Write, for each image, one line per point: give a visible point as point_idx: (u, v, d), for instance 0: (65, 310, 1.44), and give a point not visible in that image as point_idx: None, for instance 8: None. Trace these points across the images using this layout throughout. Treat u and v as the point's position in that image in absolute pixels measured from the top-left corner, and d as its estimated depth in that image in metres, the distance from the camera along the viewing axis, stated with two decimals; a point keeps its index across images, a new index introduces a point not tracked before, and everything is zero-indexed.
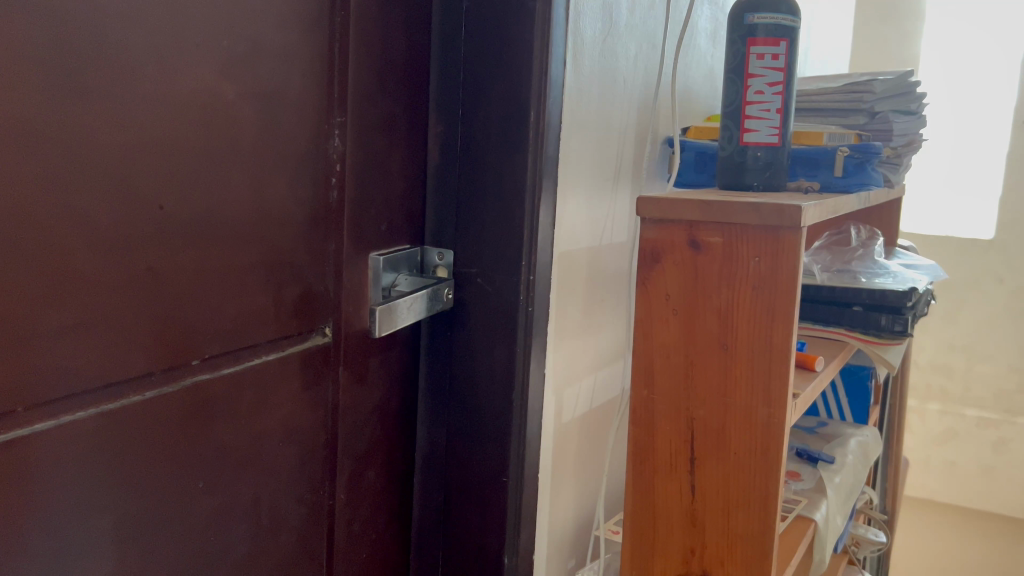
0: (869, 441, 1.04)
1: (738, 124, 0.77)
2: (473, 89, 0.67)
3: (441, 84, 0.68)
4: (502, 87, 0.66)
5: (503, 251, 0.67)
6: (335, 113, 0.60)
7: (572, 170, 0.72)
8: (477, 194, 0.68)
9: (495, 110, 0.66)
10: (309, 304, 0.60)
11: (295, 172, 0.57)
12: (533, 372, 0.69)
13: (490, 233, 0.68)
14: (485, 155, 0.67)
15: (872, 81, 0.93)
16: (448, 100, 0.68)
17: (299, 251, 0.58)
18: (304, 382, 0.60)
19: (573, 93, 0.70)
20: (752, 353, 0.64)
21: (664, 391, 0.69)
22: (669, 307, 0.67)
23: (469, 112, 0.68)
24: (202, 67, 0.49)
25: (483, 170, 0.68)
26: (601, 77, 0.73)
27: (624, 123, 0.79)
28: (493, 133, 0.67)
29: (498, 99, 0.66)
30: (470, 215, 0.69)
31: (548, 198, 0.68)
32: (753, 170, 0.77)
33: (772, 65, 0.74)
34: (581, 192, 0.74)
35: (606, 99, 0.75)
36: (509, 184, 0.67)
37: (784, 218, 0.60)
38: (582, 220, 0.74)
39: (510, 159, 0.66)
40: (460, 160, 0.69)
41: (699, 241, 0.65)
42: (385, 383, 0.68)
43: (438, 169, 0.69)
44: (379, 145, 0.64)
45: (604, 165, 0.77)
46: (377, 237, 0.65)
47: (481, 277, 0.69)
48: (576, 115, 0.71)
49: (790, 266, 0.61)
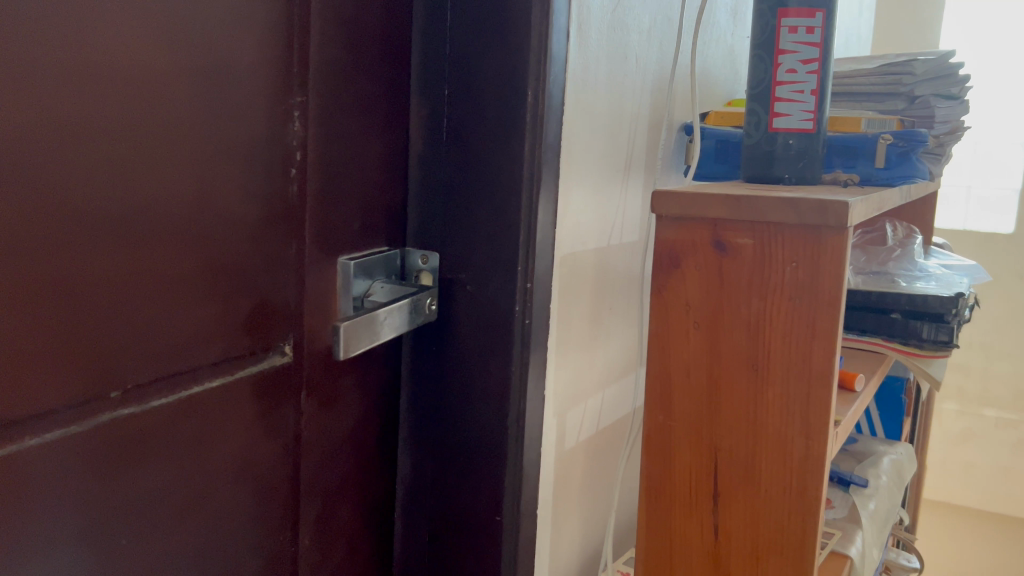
0: (903, 461, 0.95)
1: (767, 107, 0.68)
2: (460, 64, 0.57)
3: (424, 59, 0.59)
4: (496, 63, 0.56)
5: (497, 253, 0.58)
6: (297, 90, 0.50)
7: (577, 160, 0.62)
8: (465, 186, 0.58)
9: (487, 90, 0.57)
10: (264, 318, 0.50)
11: (245, 162, 0.48)
12: (531, 394, 0.60)
13: (480, 233, 0.58)
14: (475, 141, 0.58)
15: (912, 61, 0.83)
16: (431, 78, 0.59)
17: (250, 255, 0.49)
18: (260, 410, 0.51)
19: (578, 71, 0.60)
20: (789, 375, 0.54)
21: (682, 415, 0.59)
22: (688, 319, 0.58)
23: (455, 90, 0.58)
24: (126, 31, 0.39)
25: (472, 159, 0.58)
26: (609, 53, 0.64)
27: (637, 105, 0.70)
28: (485, 115, 0.57)
29: (491, 75, 0.56)
30: (458, 211, 0.59)
31: (549, 192, 0.58)
32: (783, 160, 0.68)
33: (806, 39, 0.65)
34: (587, 185, 0.64)
35: (616, 79, 0.65)
36: (504, 175, 0.57)
37: (828, 216, 0.51)
38: (588, 216, 0.65)
39: (505, 146, 0.57)
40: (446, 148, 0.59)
41: (726, 244, 0.55)
42: (360, 408, 0.58)
43: (421, 159, 0.60)
44: (351, 131, 0.54)
45: (614, 154, 0.67)
46: (350, 237, 0.55)
47: (471, 284, 0.59)
48: (582, 97, 0.61)
49: (835, 273, 0.52)
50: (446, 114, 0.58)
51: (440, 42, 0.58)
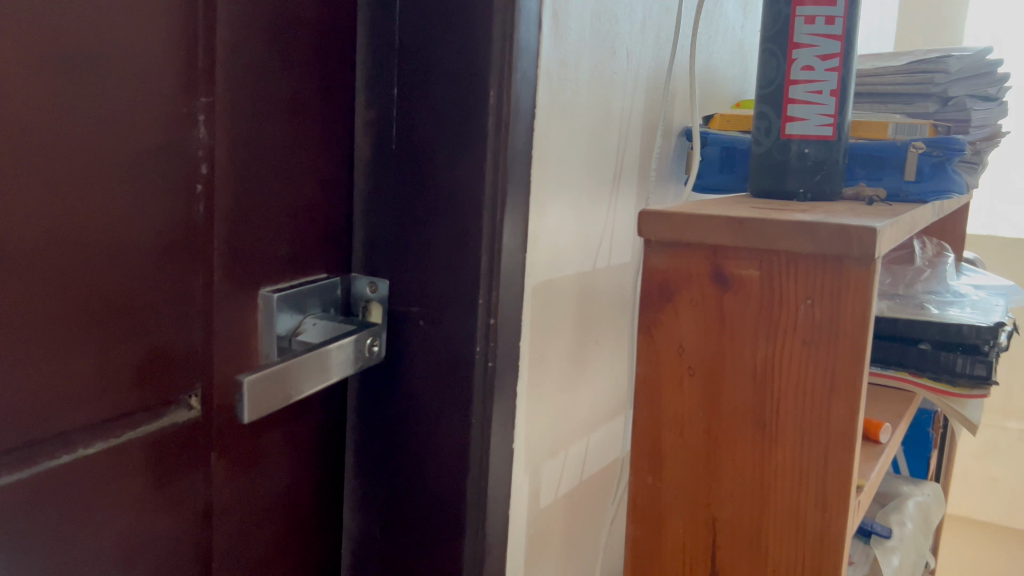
0: (930, 504, 0.85)
1: (779, 110, 0.58)
2: (411, 58, 0.48)
3: (371, 53, 0.50)
4: (453, 57, 0.47)
5: (452, 282, 0.48)
6: (203, 88, 0.41)
7: (554, 170, 0.52)
8: (415, 202, 0.49)
9: (441, 89, 0.47)
10: (160, 367, 0.41)
11: (133, 176, 0.38)
12: (496, 450, 0.51)
13: (433, 258, 0.49)
14: (427, 150, 0.48)
15: (946, 57, 0.73)
16: (378, 75, 0.49)
17: (139, 290, 0.40)
18: (157, 476, 0.42)
19: (555, 67, 0.51)
20: (802, 435, 0.45)
21: (675, 476, 0.50)
22: (680, 365, 0.48)
23: (405, 90, 0.49)
24: None
25: (423, 170, 0.49)
26: (593, 47, 0.54)
27: (628, 107, 0.60)
28: (439, 120, 0.48)
29: (447, 71, 0.47)
30: (408, 233, 0.50)
31: (517, 209, 0.49)
32: (797, 172, 0.58)
33: (826, 31, 0.55)
34: (567, 202, 0.55)
35: (601, 77, 0.56)
36: (459, 190, 0.47)
37: (852, 244, 0.41)
38: (568, 237, 0.55)
39: (461, 155, 0.47)
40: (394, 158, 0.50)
41: (727, 275, 0.46)
42: (289, 466, 0.50)
43: (366, 170, 0.51)
44: (275, 138, 0.45)
45: (600, 163, 0.58)
46: (272, 264, 0.46)
47: (424, 319, 0.50)
48: (559, 97, 0.52)
49: (859, 314, 0.42)
50: (396, 118, 0.49)
51: (389, 32, 0.49)
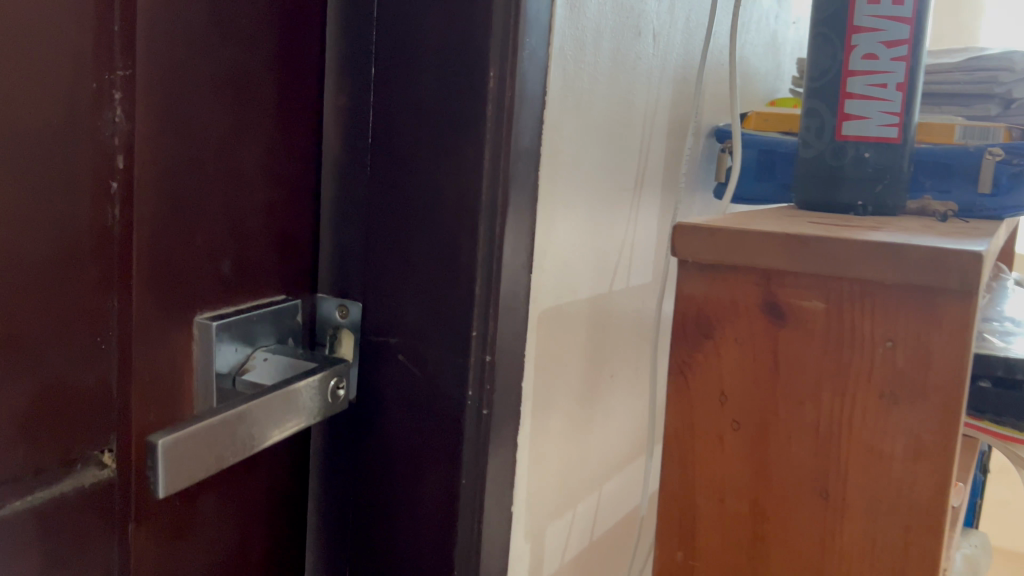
0: (980, 558, 0.75)
1: (832, 107, 0.49)
2: (390, 31, 0.39)
3: (343, 25, 0.40)
4: (444, 29, 0.37)
5: (439, 310, 0.39)
6: (121, 56, 0.31)
7: (567, 173, 0.43)
8: (393, 210, 0.40)
9: (431, 68, 0.38)
10: (60, 415, 0.32)
11: (24, 167, 0.29)
12: (493, 516, 0.41)
13: (417, 279, 0.39)
14: (410, 144, 0.39)
15: (1013, 53, 0.64)
16: (352, 54, 0.40)
17: (32, 317, 0.30)
18: (56, 555, 0.32)
19: (574, 46, 0.42)
20: (876, 512, 0.36)
21: (710, 554, 0.41)
22: (720, 417, 0.39)
23: (383, 70, 0.39)
24: None
25: (404, 169, 0.39)
26: (616, 25, 0.45)
27: (653, 99, 0.51)
28: (426, 108, 0.38)
29: (436, 47, 0.38)
30: (385, 248, 0.40)
31: (521, 221, 0.39)
32: (856, 181, 0.49)
33: (892, 12, 0.46)
34: (582, 212, 0.45)
35: (624, 62, 0.47)
36: (451, 195, 0.38)
37: (948, 276, 0.32)
38: (582, 253, 0.46)
39: (455, 153, 0.38)
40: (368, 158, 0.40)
41: (787, 308, 0.37)
42: (233, 530, 0.40)
43: (335, 169, 0.42)
44: (217, 126, 0.36)
45: (620, 165, 0.49)
46: (210, 285, 0.37)
47: (403, 354, 0.40)
48: (577, 85, 0.42)
49: (954, 363, 0.33)
50: (372, 104, 0.40)
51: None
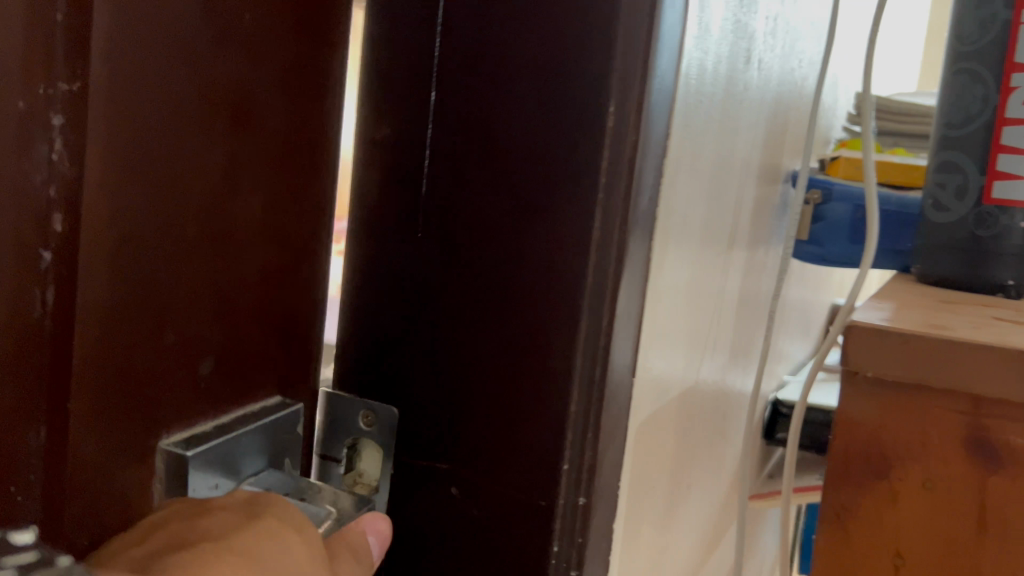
0: None
1: (980, 162, 0.39)
2: (460, 43, 0.28)
3: (393, 32, 0.30)
4: (544, 43, 0.27)
5: (514, 431, 0.28)
6: (64, 59, 0.20)
7: (677, 240, 0.33)
8: (453, 289, 0.29)
9: (520, 97, 0.27)
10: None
11: None
12: None
13: (482, 386, 0.29)
14: (482, 201, 0.28)
15: None
16: (403, 72, 0.29)
17: None
18: None
19: (698, 73, 0.31)
20: None
21: None
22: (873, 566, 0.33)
23: (447, 97, 0.29)
24: None
25: (472, 233, 0.28)
26: (733, 47, 0.35)
27: (750, 142, 0.41)
28: (509, 151, 0.28)
29: (529, 67, 0.27)
30: (439, 339, 0.29)
31: (633, 311, 0.29)
32: (1006, 257, 0.39)
33: None
34: (683, 288, 0.35)
35: (734, 96, 0.37)
36: (540, 275, 0.27)
37: None
38: (677, 342, 0.35)
39: (550, 217, 0.27)
40: (419, 211, 0.29)
41: (997, 453, 0.30)
42: None
43: (370, 226, 0.31)
44: (207, 168, 0.24)
45: (719, 225, 0.38)
46: (183, 396, 0.25)
47: (456, 485, 0.29)
48: (695, 126, 0.32)
49: None
50: (428, 141, 0.29)
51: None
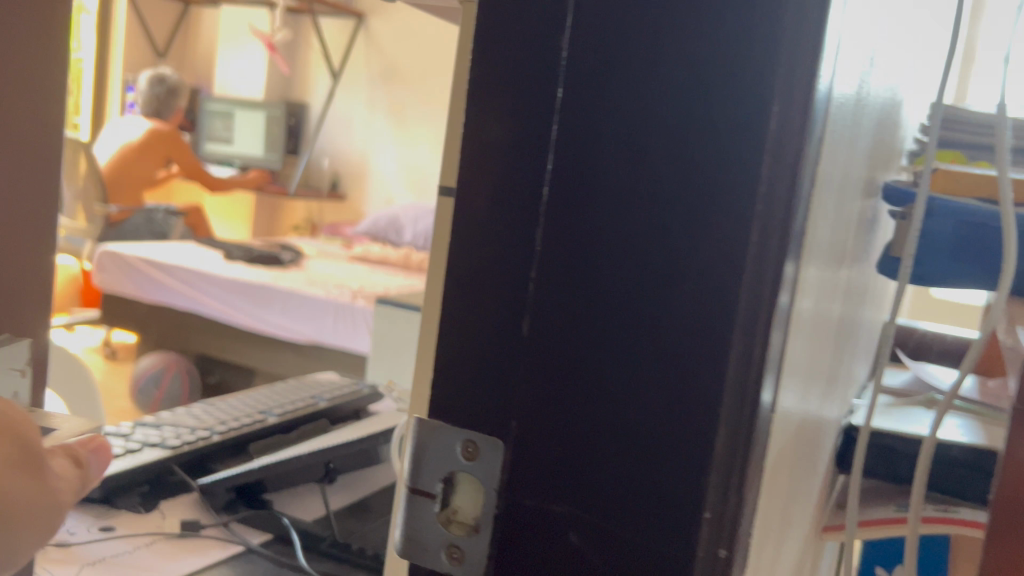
0: None
1: None
2: (595, 32, 0.25)
3: (511, 17, 0.26)
4: (704, 35, 0.24)
5: (648, 470, 0.25)
6: None
7: (814, 258, 0.29)
8: (578, 310, 0.26)
9: (667, 95, 0.24)
10: None
11: None
12: None
13: (608, 417, 0.25)
14: (622, 209, 0.25)
15: None
16: (525, 61, 0.26)
17: None
18: None
19: (841, 75, 0.28)
20: None
21: None
22: None
23: (578, 95, 0.25)
24: None
25: (603, 246, 0.25)
26: (864, 51, 0.32)
27: (861, 156, 0.38)
28: (658, 153, 0.24)
29: (688, 61, 0.24)
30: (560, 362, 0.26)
31: (781, 341, 0.25)
32: None
33: None
34: (811, 307, 0.31)
35: (859, 102, 0.33)
36: (682, 296, 0.24)
37: None
38: (799, 370, 0.32)
39: (704, 230, 0.24)
40: (540, 222, 0.26)
41: None
42: None
43: (475, 234, 0.28)
44: None
45: (835, 244, 0.35)
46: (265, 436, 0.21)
47: (575, 529, 0.26)
48: (836, 132, 0.29)
49: None
50: (552, 144, 0.26)
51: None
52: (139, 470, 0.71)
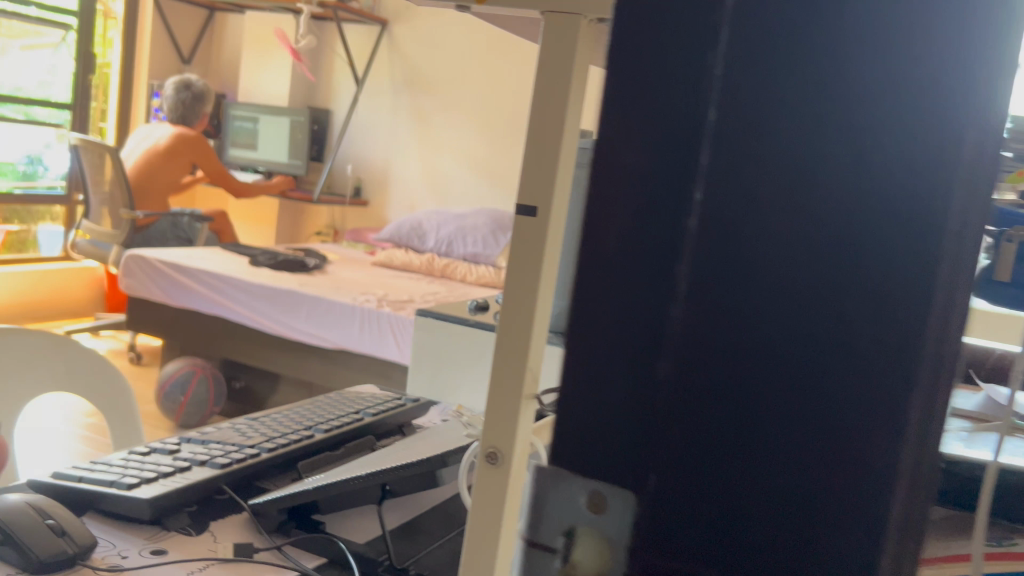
0: None
1: None
2: (724, 158, 0.29)
3: (647, 119, 0.31)
4: (823, 170, 0.28)
5: (784, 522, 0.30)
6: None
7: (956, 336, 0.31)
8: (715, 392, 0.30)
9: (796, 216, 0.29)
10: None
11: None
12: None
13: (739, 488, 0.30)
14: (758, 309, 0.29)
15: None
16: (645, 180, 0.31)
17: None
18: None
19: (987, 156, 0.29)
20: None
21: None
22: None
23: (716, 206, 0.30)
24: None
25: (739, 343, 0.30)
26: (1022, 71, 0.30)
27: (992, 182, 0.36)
28: (784, 265, 0.29)
29: (800, 189, 0.29)
30: (697, 441, 0.30)
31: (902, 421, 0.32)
32: None
33: None
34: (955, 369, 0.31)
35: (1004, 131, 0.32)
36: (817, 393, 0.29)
37: None
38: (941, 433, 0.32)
39: (838, 325, 0.29)
40: (673, 315, 0.31)
41: None
42: None
43: (608, 319, 0.32)
44: None
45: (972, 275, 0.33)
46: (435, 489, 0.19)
47: None
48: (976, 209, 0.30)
49: None
50: (685, 251, 0.30)
51: (672, 121, 0.30)
52: (190, 491, 0.69)
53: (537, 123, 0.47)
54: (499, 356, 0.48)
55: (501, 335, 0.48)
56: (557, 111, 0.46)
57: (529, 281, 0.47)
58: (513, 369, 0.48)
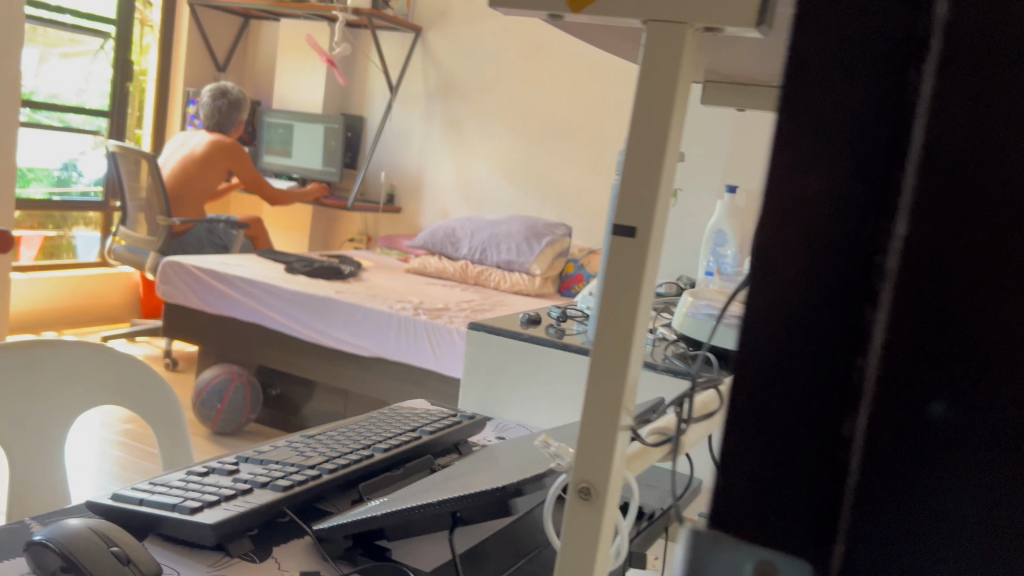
0: None
1: None
2: (933, 205, 0.32)
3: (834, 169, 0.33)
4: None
5: None
6: None
7: None
8: (915, 414, 0.33)
9: (994, 285, 0.32)
10: None
11: None
12: None
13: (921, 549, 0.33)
14: (967, 331, 0.32)
15: None
16: (835, 258, 0.34)
17: None
18: None
19: None
20: None
21: None
22: None
23: (921, 263, 0.32)
24: None
25: (932, 411, 0.32)
26: None
27: None
28: (990, 332, 0.32)
29: (998, 225, 0.31)
30: (902, 455, 0.33)
31: None
32: None
33: None
34: None
35: None
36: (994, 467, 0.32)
37: None
38: None
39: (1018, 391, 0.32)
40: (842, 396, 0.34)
41: None
42: None
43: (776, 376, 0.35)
44: None
45: None
46: None
47: None
48: None
49: None
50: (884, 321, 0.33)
51: (859, 163, 0.33)
52: (254, 514, 0.67)
53: (637, 136, 0.44)
54: (592, 384, 0.45)
55: (595, 361, 0.45)
56: (659, 123, 0.43)
57: (628, 304, 0.44)
58: (609, 397, 0.45)
